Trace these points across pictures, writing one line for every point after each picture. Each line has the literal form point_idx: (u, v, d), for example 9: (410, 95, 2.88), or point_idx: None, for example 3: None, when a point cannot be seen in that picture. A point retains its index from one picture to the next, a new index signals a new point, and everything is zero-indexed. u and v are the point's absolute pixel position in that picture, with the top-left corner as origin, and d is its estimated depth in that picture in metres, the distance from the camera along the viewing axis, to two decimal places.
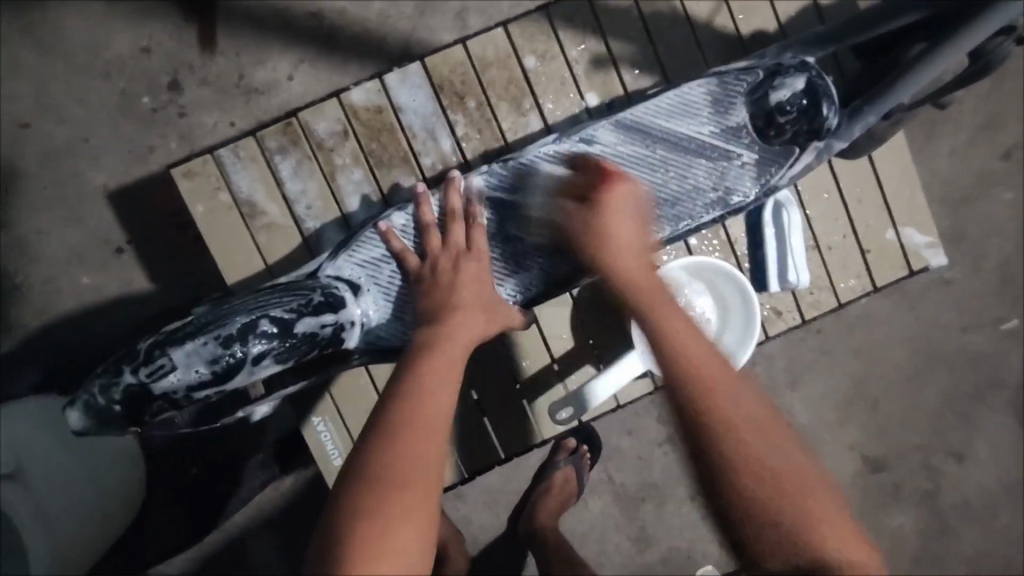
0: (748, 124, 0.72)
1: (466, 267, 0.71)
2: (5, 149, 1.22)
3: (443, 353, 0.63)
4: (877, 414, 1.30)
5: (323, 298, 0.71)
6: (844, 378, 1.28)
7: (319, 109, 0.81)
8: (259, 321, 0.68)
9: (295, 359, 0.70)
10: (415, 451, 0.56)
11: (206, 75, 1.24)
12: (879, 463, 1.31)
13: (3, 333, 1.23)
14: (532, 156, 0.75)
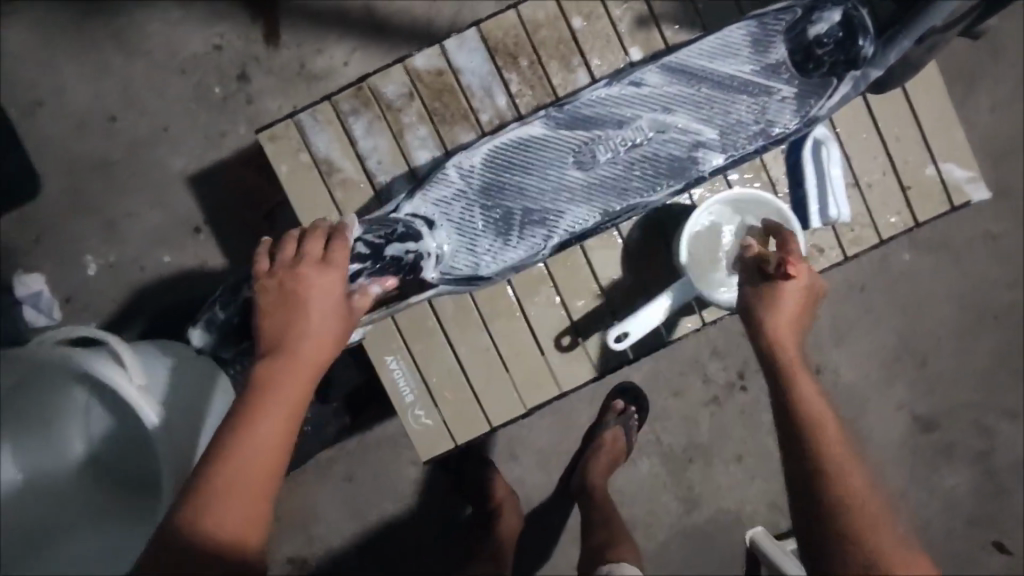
0: (786, 60, 0.78)
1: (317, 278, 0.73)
2: (96, 141, 1.35)
3: (291, 379, 0.66)
4: (925, 374, 1.31)
5: (404, 230, 0.81)
6: (889, 335, 1.30)
7: (387, 74, 0.89)
8: (355, 243, 0.79)
9: (384, 279, 0.81)
10: (258, 477, 0.60)
11: (271, 65, 1.34)
12: (928, 423, 1.32)
13: (96, 308, 1.35)
14: (586, 99, 0.79)
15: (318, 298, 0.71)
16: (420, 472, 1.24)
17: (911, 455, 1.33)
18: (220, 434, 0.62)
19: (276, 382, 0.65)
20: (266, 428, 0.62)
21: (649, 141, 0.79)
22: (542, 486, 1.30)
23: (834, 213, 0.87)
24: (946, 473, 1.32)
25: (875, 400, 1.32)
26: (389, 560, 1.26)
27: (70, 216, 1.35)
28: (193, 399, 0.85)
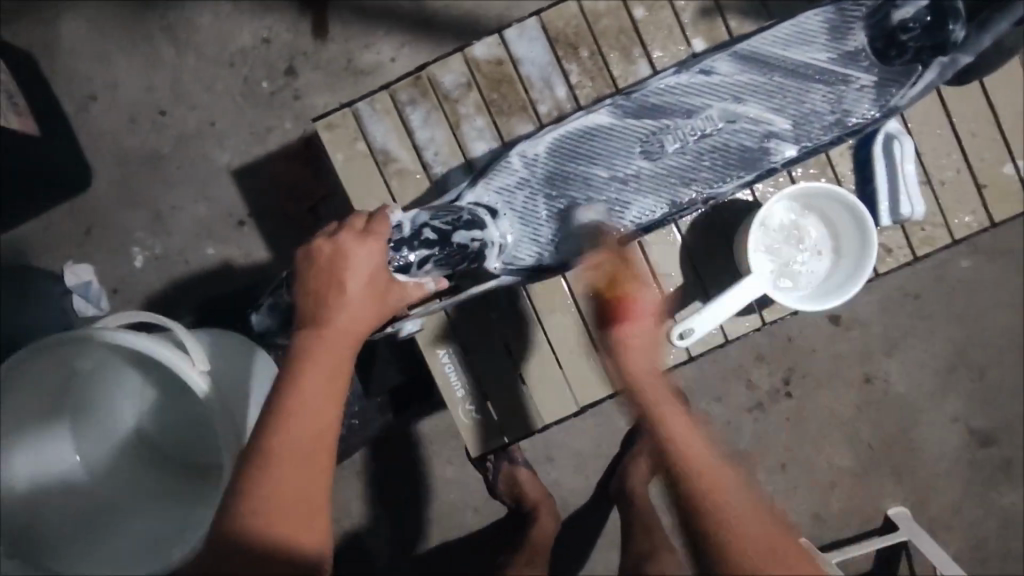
0: (866, 47, 0.75)
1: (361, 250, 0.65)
2: (146, 134, 1.37)
3: (328, 361, 0.59)
4: (982, 384, 1.26)
5: (469, 217, 0.77)
6: (944, 343, 1.26)
7: (446, 63, 0.89)
8: (423, 229, 0.74)
9: (452, 266, 0.76)
10: (306, 470, 0.55)
11: (318, 61, 1.35)
12: (985, 437, 1.27)
13: (141, 299, 1.37)
14: (654, 88, 0.77)
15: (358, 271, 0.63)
16: (457, 472, 1.22)
17: (967, 471, 1.27)
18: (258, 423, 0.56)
19: (314, 365, 0.58)
20: (308, 417, 0.56)
21: (719, 131, 0.76)
22: (579, 489, 1.26)
23: (906, 212, 0.84)
24: (1003, 490, 1.27)
25: (930, 411, 1.27)
26: (425, 562, 1.24)
27: (118, 208, 1.37)
28: (239, 379, 0.85)
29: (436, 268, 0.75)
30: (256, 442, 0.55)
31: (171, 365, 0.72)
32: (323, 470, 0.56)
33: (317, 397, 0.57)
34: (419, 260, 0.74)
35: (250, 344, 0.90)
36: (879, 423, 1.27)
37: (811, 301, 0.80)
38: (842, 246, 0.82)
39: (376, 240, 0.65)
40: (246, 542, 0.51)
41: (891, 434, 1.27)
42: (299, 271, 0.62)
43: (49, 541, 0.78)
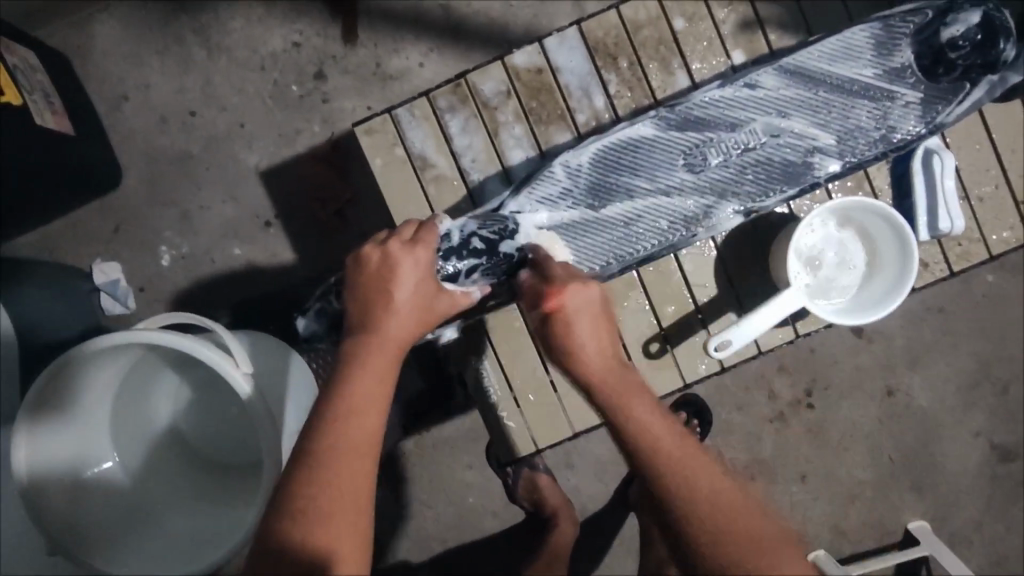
0: (913, 64, 0.75)
1: (409, 258, 0.64)
2: (175, 134, 1.38)
3: (376, 366, 0.59)
4: (1005, 400, 1.26)
5: (515, 226, 0.79)
6: (968, 358, 1.25)
7: (486, 71, 0.89)
8: (471, 239, 0.76)
9: (498, 275, 0.78)
10: (352, 478, 0.53)
11: (347, 64, 1.36)
12: (1007, 452, 1.26)
13: (165, 297, 1.37)
14: (698, 101, 0.77)
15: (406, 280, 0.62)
16: (477, 476, 1.21)
17: (988, 486, 1.26)
18: (306, 431, 0.55)
19: (362, 372, 0.58)
20: (357, 424, 0.55)
21: (763, 145, 0.76)
22: (599, 497, 1.25)
23: (946, 227, 0.84)
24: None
25: (952, 425, 1.26)
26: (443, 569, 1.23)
27: (146, 206, 1.38)
28: (278, 372, 0.87)
29: (483, 277, 0.78)
30: (303, 450, 0.53)
31: (217, 367, 0.72)
32: (368, 480, 0.54)
33: (366, 404, 0.56)
34: (466, 269, 0.76)
35: (285, 347, 0.91)
36: (901, 437, 1.26)
37: (849, 315, 0.80)
38: (880, 263, 0.82)
39: (424, 249, 0.64)
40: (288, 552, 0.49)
41: (912, 448, 1.26)
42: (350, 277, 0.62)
43: (91, 540, 0.77)
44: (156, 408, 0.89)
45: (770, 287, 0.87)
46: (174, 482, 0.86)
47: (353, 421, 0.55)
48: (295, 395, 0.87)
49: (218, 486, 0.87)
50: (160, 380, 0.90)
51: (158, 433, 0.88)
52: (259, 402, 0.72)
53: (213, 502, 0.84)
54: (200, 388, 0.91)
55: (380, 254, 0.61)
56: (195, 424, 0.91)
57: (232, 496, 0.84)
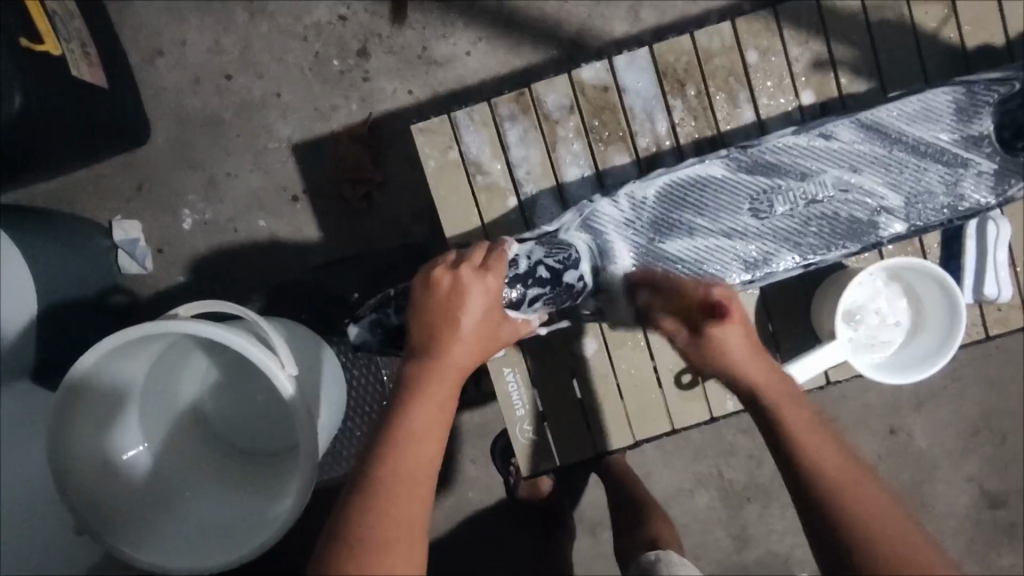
0: (991, 134, 0.75)
1: (472, 288, 0.66)
2: (209, 97, 1.30)
3: (435, 393, 0.61)
4: (1003, 451, 1.22)
5: (578, 255, 0.79)
6: (974, 407, 1.21)
7: (551, 82, 0.88)
8: (538, 268, 0.76)
9: (559, 304, 0.79)
10: (408, 505, 0.55)
11: (393, 44, 1.27)
12: (998, 500, 1.23)
13: (178, 263, 1.29)
14: (770, 146, 0.78)
15: (472, 307, 0.66)
16: (479, 471, 1.19)
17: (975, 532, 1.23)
18: (368, 453, 0.58)
19: (425, 396, 0.61)
20: (415, 450, 0.58)
21: (830, 199, 0.77)
22: (599, 507, 1.20)
23: (991, 293, 0.85)
24: (1008, 553, 1.24)
25: (946, 468, 1.23)
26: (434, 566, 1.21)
27: (170, 167, 1.30)
28: (311, 364, 0.87)
29: (545, 306, 0.78)
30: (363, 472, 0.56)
31: (263, 366, 0.71)
32: (422, 510, 0.56)
33: (427, 430, 0.59)
34: (531, 296, 0.76)
35: (318, 341, 0.91)
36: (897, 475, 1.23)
37: (889, 373, 0.80)
38: (925, 321, 0.83)
39: (494, 277, 0.68)
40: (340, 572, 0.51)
41: (905, 487, 1.23)
42: (420, 302, 0.65)
43: (116, 519, 0.78)
44: (183, 389, 0.89)
45: (811, 334, 0.87)
46: (199, 465, 0.86)
47: (411, 446, 0.58)
48: (325, 389, 0.87)
49: (242, 473, 0.87)
50: (189, 362, 0.89)
51: (183, 414, 0.88)
52: (301, 405, 0.72)
53: (238, 488, 0.85)
54: (229, 372, 0.91)
55: (450, 283, 0.65)
56: (221, 408, 0.91)
57: (257, 484, 0.84)
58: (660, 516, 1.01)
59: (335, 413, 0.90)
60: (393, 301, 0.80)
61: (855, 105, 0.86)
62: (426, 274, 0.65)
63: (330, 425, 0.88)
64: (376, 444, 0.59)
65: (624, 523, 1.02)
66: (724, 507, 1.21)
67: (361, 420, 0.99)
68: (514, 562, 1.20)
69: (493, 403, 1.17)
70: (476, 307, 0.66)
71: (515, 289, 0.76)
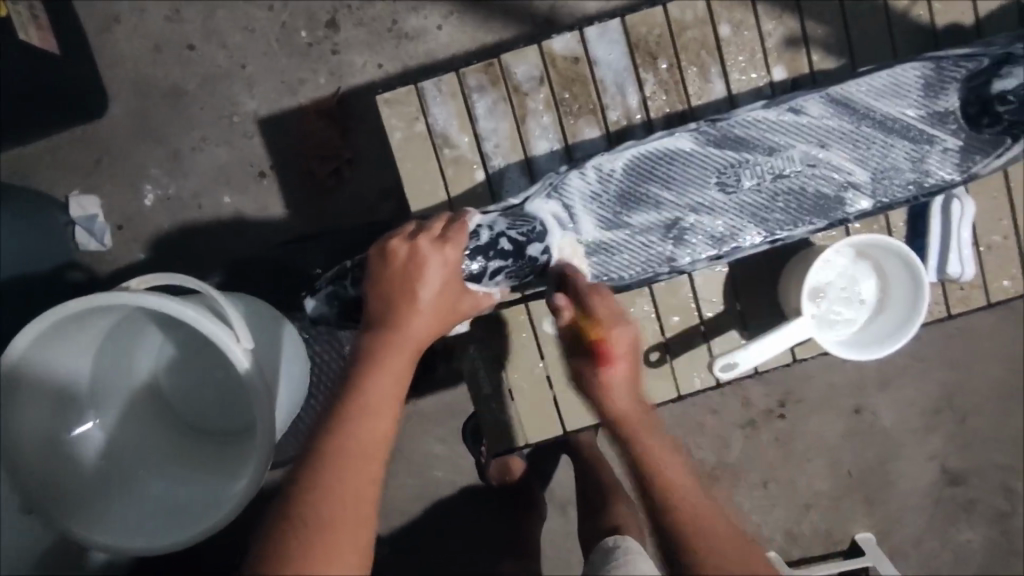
0: (957, 110, 0.75)
1: (431, 259, 0.65)
2: (171, 67, 1.25)
3: (389, 366, 0.60)
4: (963, 430, 1.25)
5: (541, 227, 0.78)
6: (936, 386, 1.24)
7: (521, 53, 0.86)
8: (500, 239, 0.75)
9: (520, 278, 0.78)
10: (358, 483, 0.54)
11: (362, 15, 1.23)
12: (958, 477, 1.26)
13: (139, 239, 1.25)
14: (739, 118, 0.77)
15: (430, 278, 0.64)
16: (449, 450, 1.18)
17: (935, 508, 1.26)
18: (317, 428, 0.57)
19: (380, 370, 0.59)
20: (368, 424, 0.57)
21: (798, 173, 0.76)
22: (569, 485, 1.21)
23: (955, 271, 0.85)
24: (965, 528, 1.26)
25: (909, 447, 1.25)
26: (403, 546, 1.20)
27: (131, 140, 1.25)
28: (271, 340, 0.84)
29: (506, 280, 0.77)
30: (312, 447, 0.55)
31: (217, 339, 0.69)
32: (372, 488, 0.55)
33: (380, 406, 0.58)
34: (492, 269, 0.75)
35: (278, 314, 0.87)
36: (862, 453, 1.25)
37: (854, 350, 0.81)
38: (888, 298, 0.84)
39: (453, 248, 0.66)
40: (286, 550, 0.50)
41: (869, 465, 1.25)
42: (376, 272, 0.64)
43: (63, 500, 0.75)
44: (136, 366, 0.85)
45: (777, 313, 0.87)
46: (153, 443, 0.83)
47: (361, 423, 0.56)
48: (285, 363, 0.85)
49: (200, 452, 0.84)
50: (143, 337, 0.85)
51: (135, 392, 0.85)
52: (257, 379, 0.70)
53: (195, 466, 0.82)
54: (186, 348, 0.88)
55: (405, 252, 0.63)
56: (177, 385, 0.88)
57: (215, 462, 0.82)
58: (624, 500, 1.01)
59: (297, 390, 0.88)
60: (350, 273, 0.77)
61: (826, 80, 0.86)
62: (382, 244, 0.64)
63: (290, 401, 0.86)
64: (327, 419, 0.57)
65: (591, 504, 1.02)
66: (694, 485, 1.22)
67: (324, 397, 0.97)
68: (483, 543, 1.20)
69: (462, 382, 1.16)
70: (435, 279, 0.65)
71: (475, 262, 0.74)
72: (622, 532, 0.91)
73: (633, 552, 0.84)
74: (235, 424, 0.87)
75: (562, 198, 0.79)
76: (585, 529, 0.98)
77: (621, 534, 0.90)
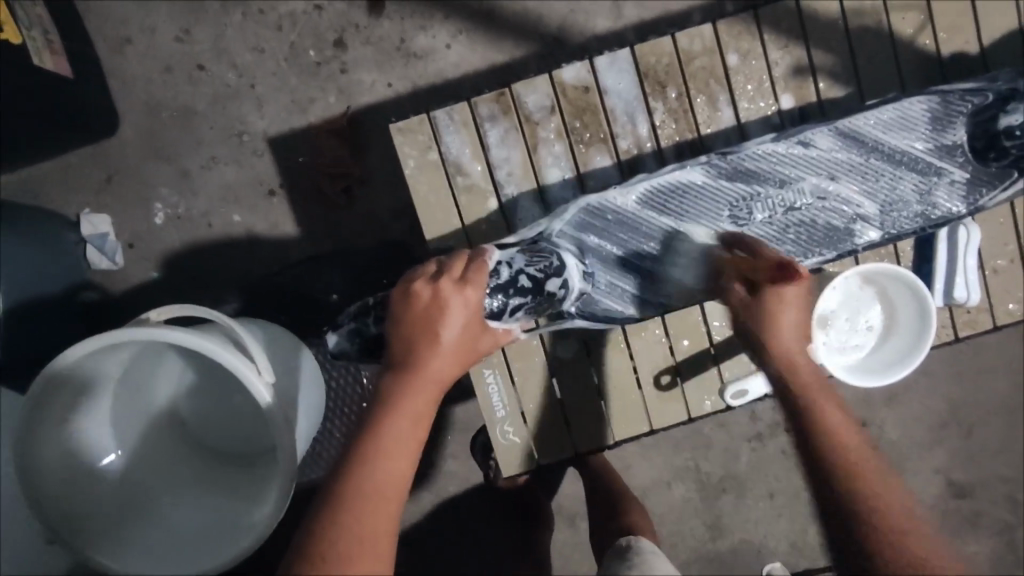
0: (964, 143, 0.77)
1: (452, 301, 0.67)
2: (180, 87, 1.26)
3: (411, 409, 0.62)
4: (969, 442, 1.26)
5: (559, 261, 0.78)
6: (941, 400, 1.25)
7: (532, 83, 0.87)
8: (518, 277, 0.76)
9: (539, 314, 0.79)
10: (378, 523, 0.56)
11: (371, 35, 1.23)
12: (963, 490, 1.27)
13: (150, 257, 1.26)
14: (750, 152, 0.78)
15: (451, 321, 0.67)
16: (459, 466, 1.19)
17: (940, 520, 1.27)
18: (338, 466, 0.59)
19: (402, 412, 0.62)
20: (388, 466, 0.59)
21: (808, 206, 0.78)
22: (577, 498, 1.22)
23: (961, 296, 0.86)
24: (971, 540, 1.27)
25: (915, 460, 1.26)
26: (415, 559, 1.22)
27: (141, 159, 1.26)
28: (289, 369, 0.85)
29: (526, 315, 0.77)
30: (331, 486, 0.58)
31: (240, 375, 0.70)
32: (391, 526, 0.57)
33: (400, 447, 0.60)
34: (512, 306, 0.76)
35: (297, 342, 0.89)
36: None
37: (858, 376, 0.83)
38: (896, 324, 0.85)
39: (473, 290, 0.68)
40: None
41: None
42: (398, 312, 0.66)
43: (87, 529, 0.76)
44: (155, 394, 0.87)
45: None
46: (174, 471, 0.85)
47: (381, 464, 0.59)
48: (303, 390, 0.86)
49: (220, 477, 0.86)
50: (164, 362, 0.87)
51: (156, 419, 0.86)
52: (279, 412, 0.71)
53: (216, 492, 0.83)
54: (204, 374, 0.89)
55: (429, 295, 0.65)
56: (197, 411, 0.89)
57: (236, 488, 0.83)
58: (636, 508, 1.02)
59: (314, 416, 0.89)
60: (373, 311, 0.80)
61: (833, 110, 0.87)
62: (405, 286, 0.66)
63: (309, 427, 0.87)
64: (347, 458, 0.60)
65: (603, 516, 1.03)
66: (700, 498, 1.23)
67: (340, 421, 0.98)
68: (493, 555, 1.21)
69: (473, 399, 1.17)
70: (456, 321, 0.67)
71: (496, 299, 0.75)
72: (636, 533, 0.93)
73: (648, 552, 0.86)
74: (255, 448, 0.88)
75: (576, 227, 0.81)
76: (599, 537, 0.99)
77: (635, 535, 0.93)
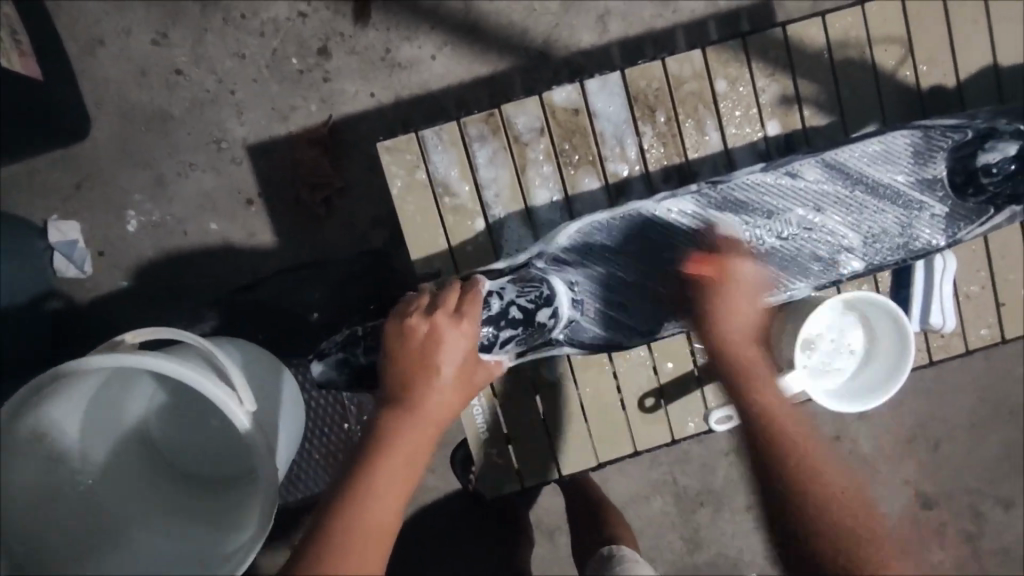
0: (944, 178, 0.79)
1: (450, 336, 0.67)
2: (156, 91, 1.22)
3: (407, 448, 0.62)
4: (936, 455, 1.29)
5: (549, 291, 0.78)
6: (911, 414, 1.28)
7: (522, 104, 0.86)
8: (509, 308, 0.75)
9: (530, 343, 0.78)
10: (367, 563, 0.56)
11: (355, 44, 1.21)
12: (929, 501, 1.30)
13: (121, 266, 1.22)
14: (738, 182, 0.80)
15: (448, 357, 0.66)
16: (438, 480, 1.17)
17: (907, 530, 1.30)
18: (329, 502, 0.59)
19: (394, 449, 0.62)
20: (379, 505, 0.59)
21: (794, 236, 0.80)
22: (556, 513, 1.20)
23: (937, 322, 0.88)
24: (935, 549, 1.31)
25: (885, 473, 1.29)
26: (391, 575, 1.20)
27: (112, 164, 1.21)
28: (269, 392, 0.84)
29: (516, 347, 0.77)
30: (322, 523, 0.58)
31: (220, 402, 0.68)
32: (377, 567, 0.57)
33: (390, 485, 0.60)
34: (503, 338, 0.75)
35: (279, 364, 0.87)
36: None
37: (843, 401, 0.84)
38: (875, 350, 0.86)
39: (470, 324, 0.68)
40: None
41: None
42: (394, 346, 0.66)
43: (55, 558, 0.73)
44: (129, 412, 0.84)
45: None
46: (147, 493, 0.82)
47: (373, 504, 0.59)
48: (283, 414, 0.85)
49: (195, 499, 0.83)
50: (139, 381, 0.84)
51: (128, 439, 0.84)
52: (261, 441, 0.69)
53: (188, 518, 0.80)
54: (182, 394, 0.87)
55: (426, 331, 0.65)
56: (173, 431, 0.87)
57: (212, 510, 0.81)
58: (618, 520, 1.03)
59: (295, 438, 0.87)
60: (363, 340, 0.78)
61: (817, 138, 0.88)
62: (402, 321, 0.66)
63: (289, 450, 0.85)
64: (338, 495, 0.59)
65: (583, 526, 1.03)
66: (677, 511, 1.23)
67: (320, 442, 0.97)
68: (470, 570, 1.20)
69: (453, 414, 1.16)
70: (453, 357, 0.67)
71: (487, 331, 0.75)
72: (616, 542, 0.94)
73: (631, 559, 0.87)
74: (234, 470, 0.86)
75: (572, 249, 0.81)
76: (580, 548, 1.01)
77: (616, 543, 0.94)
